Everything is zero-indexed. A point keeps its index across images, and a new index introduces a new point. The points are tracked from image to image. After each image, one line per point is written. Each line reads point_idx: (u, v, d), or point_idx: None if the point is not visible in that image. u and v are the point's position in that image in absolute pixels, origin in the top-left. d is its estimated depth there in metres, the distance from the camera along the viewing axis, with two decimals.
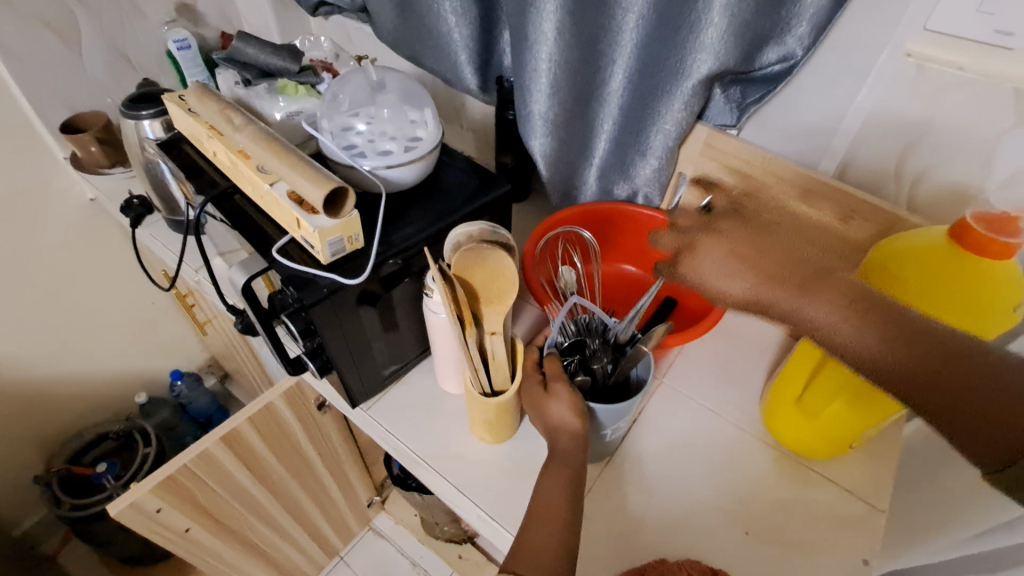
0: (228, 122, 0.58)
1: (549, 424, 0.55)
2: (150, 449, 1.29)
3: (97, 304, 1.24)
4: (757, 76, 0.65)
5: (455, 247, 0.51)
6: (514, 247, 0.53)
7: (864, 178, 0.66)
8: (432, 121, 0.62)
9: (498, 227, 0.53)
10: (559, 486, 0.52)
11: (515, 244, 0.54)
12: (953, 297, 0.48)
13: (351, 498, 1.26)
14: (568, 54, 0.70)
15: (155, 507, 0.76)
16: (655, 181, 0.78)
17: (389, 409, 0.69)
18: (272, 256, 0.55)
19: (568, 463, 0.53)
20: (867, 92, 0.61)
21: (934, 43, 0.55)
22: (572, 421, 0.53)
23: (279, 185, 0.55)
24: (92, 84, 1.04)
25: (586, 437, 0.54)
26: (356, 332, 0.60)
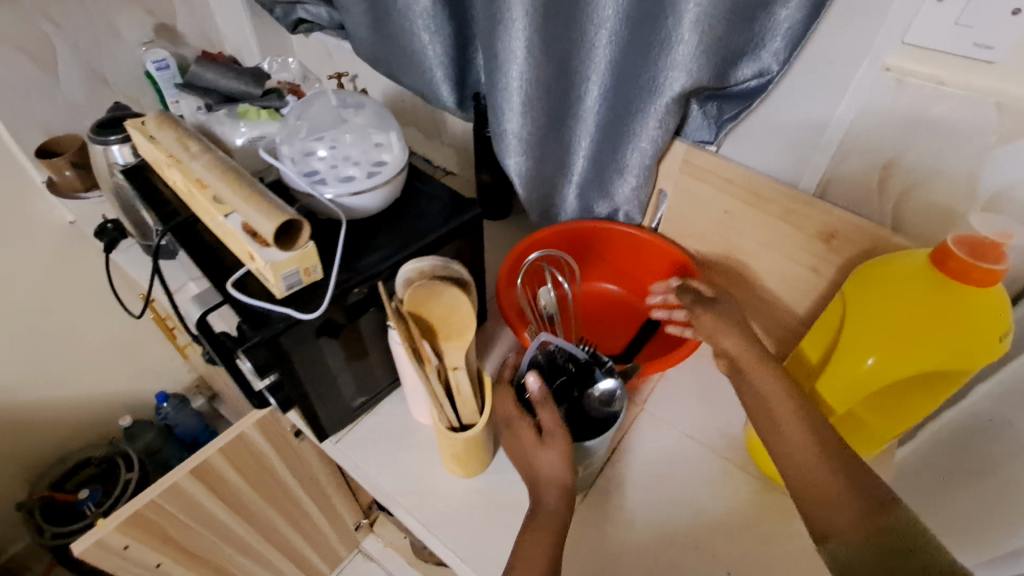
0: (185, 150, 0.57)
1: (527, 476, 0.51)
2: (132, 474, 1.27)
3: (79, 326, 1.22)
4: (733, 91, 0.63)
5: (407, 284, 0.52)
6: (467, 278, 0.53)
7: (847, 195, 0.64)
8: (397, 144, 0.61)
9: (449, 262, 0.53)
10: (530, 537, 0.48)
11: (468, 275, 0.54)
12: (936, 325, 0.45)
13: (337, 523, 1.23)
14: (539, 71, 0.67)
15: (122, 544, 0.73)
16: (634, 199, 0.76)
17: (359, 442, 0.67)
18: (226, 289, 0.53)
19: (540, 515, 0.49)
20: (846, 108, 0.59)
21: (913, 57, 0.53)
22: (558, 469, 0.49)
23: (234, 216, 0.53)
24: (70, 107, 1.03)
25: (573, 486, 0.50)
26: (318, 366, 0.58)
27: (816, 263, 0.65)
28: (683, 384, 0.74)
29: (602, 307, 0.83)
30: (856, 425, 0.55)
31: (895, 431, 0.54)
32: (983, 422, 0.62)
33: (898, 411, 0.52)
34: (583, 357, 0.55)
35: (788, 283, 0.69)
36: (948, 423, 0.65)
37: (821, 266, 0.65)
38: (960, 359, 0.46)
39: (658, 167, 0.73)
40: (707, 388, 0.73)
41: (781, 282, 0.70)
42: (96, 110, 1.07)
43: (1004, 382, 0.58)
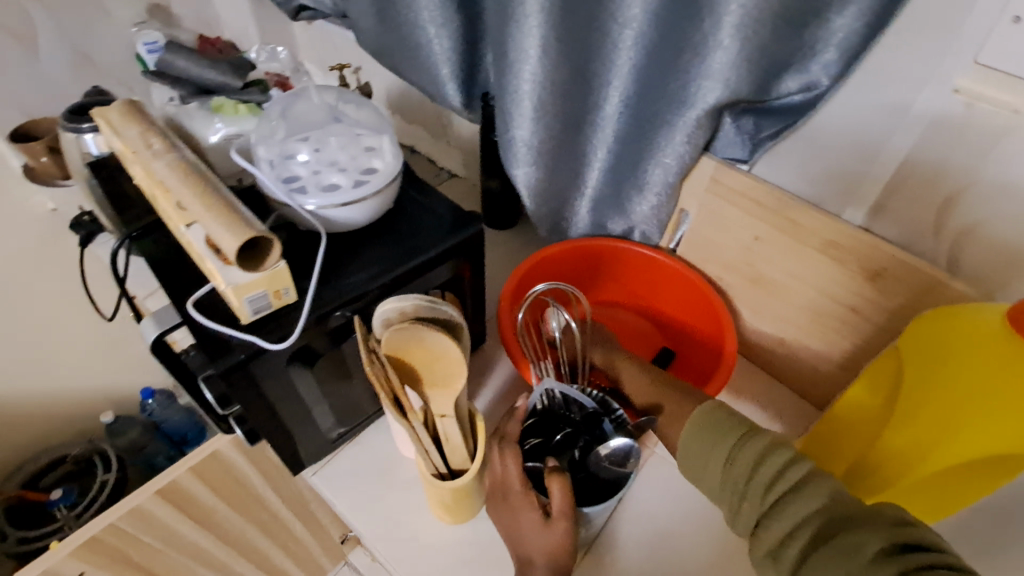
0: (147, 148, 0.50)
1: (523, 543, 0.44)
2: (110, 476, 1.21)
3: (59, 319, 1.17)
4: (774, 106, 0.55)
5: (385, 325, 0.43)
6: (459, 319, 0.43)
7: (897, 229, 0.56)
8: (390, 150, 0.54)
9: (437, 302, 0.42)
10: None
11: (459, 314, 0.43)
12: (1009, 404, 0.38)
13: (322, 537, 1.18)
14: (555, 74, 0.60)
15: (77, 571, 0.67)
16: (653, 219, 0.69)
17: (337, 476, 0.60)
18: (186, 308, 0.46)
19: None
20: (905, 131, 0.51)
21: (988, 79, 0.45)
22: (553, 536, 0.42)
23: (197, 227, 0.46)
24: (53, 90, 0.97)
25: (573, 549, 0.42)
26: (291, 396, 0.51)
27: (856, 303, 0.58)
28: None
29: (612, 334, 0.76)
30: (901, 502, 0.48)
31: (947, 509, 0.48)
32: None
33: (951, 490, 0.46)
34: (591, 405, 0.48)
35: (821, 321, 0.62)
36: None
37: (863, 307, 0.58)
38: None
39: (681, 185, 0.66)
40: None
41: (813, 319, 0.63)
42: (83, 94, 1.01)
43: None
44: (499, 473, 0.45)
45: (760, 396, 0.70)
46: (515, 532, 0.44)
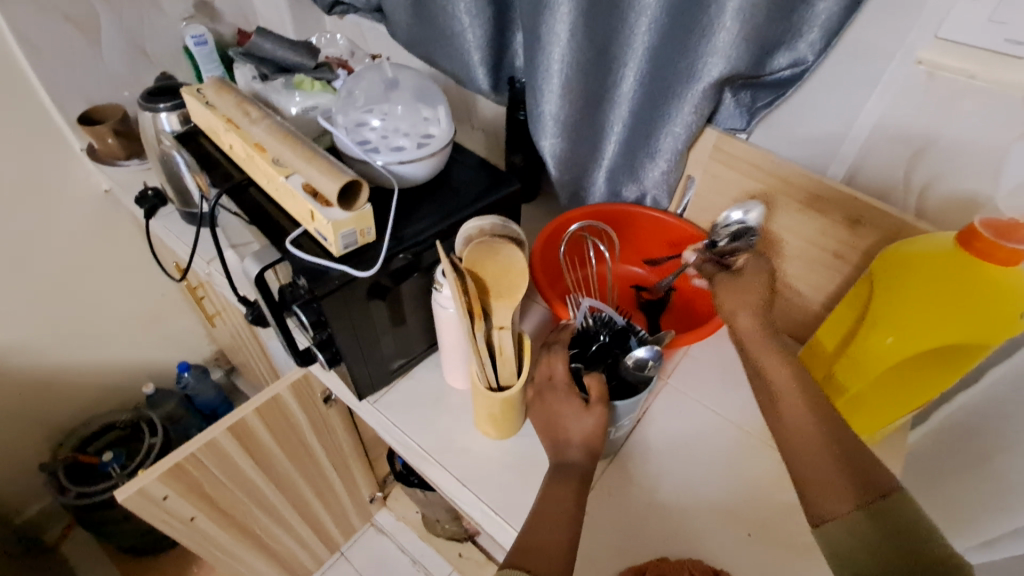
0: (246, 116, 0.60)
1: (565, 435, 0.54)
2: (156, 439, 1.30)
3: (109, 294, 1.26)
4: (768, 80, 0.65)
5: (466, 241, 0.54)
6: (523, 241, 0.55)
7: (873, 182, 0.66)
8: (445, 119, 0.63)
9: (507, 221, 0.55)
10: (569, 493, 0.52)
11: (524, 238, 0.55)
12: (957, 303, 0.49)
13: (354, 493, 1.27)
14: (580, 55, 0.70)
15: (162, 494, 0.77)
16: (663, 183, 0.79)
17: (396, 403, 0.70)
18: (284, 247, 0.56)
19: (576, 471, 0.53)
20: (877, 100, 0.61)
21: (947, 51, 0.55)
22: (588, 421, 0.53)
23: (295, 177, 0.56)
24: (111, 78, 1.06)
25: (605, 429, 0.54)
26: (363, 326, 0.61)
27: (839, 248, 0.68)
28: (705, 363, 0.76)
29: (628, 289, 0.86)
30: (875, 400, 0.59)
31: (912, 404, 0.58)
32: (998, 404, 0.65)
33: (917, 385, 0.56)
34: (620, 324, 0.61)
35: (810, 268, 0.72)
36: (962, 404, 0.68)
37: (844, 252, 0.68)
38: (983, 334, 0.49)
39: (688, 152, 0.75)
40: (726, 367, 0.76)
41: (805, 266, 0.72)
42: (136, 83, 1.10)
43: (1017, 365, 0.61)
44: (546, 370, 0.58)
45: None
46: (559, 421, 0.55)
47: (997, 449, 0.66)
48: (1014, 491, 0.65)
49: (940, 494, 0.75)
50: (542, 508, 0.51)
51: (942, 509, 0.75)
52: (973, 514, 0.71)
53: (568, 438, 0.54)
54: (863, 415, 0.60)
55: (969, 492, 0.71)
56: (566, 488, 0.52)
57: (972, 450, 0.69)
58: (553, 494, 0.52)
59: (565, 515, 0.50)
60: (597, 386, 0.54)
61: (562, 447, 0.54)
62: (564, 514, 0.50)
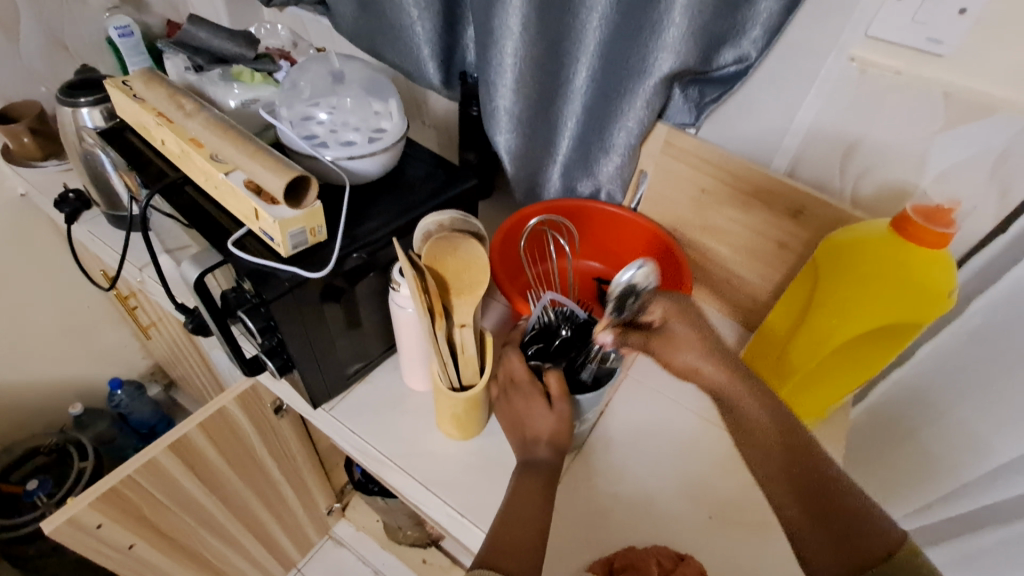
0: (179, 109, 0.56)
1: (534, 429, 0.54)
2: (87, 463, 1.20)
3: (27, 308, 1.14)
4: (715, 76, 0.67)
5: (425, 237, 0.50)
6: (485, 236, 0.53)
7: (813, 174, 0.70)
8: (396, 113, 0.61)
9: (468, 216, 0.52)
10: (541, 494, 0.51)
11: (485, 232, 0.53)
12: (892, 286, 0.52)
13: (310, 506, 1.22)
14: (532, 49, 0.70)
15: (95, 522, 0.70)
16: (617, 178, 0.80)
17: (353, 409, 0.67)
18: (227, 248, 0.53)
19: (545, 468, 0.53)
20: (815, 95, 0.64)
21: (876, 49, 0.58)
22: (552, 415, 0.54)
23: (235, 174, 0.52)
24: (23, 71, 0.96)
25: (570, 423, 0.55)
26: (317, 330, 0.58)
27: (783, 238, 0.71)
28: None
29: (587, 284, 0.86)
30: (821, 382, 0.61)
31: (851, 384, 0.60)
32: (927, 379, 0.69)
33: (859, 366, 0.59)
34: (583, 317, 0.60)
35: (758, 257, 0.75)
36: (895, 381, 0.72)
37: (789, 241, 0.71)
38: (916, 315, 0.52)
39: (641, 147, 0.77)
40: None
41: (751, 256, 0.75)
42: (53, 77, 1.01)
43: (946, 341, 0.66)
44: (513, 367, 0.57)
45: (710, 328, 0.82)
46: (531, 414, 0.55)
47: (926, 420, 0.71)
48: (941, 463, 0.71)
49: (875, 469, 0.80)
50: (514, 508, 0.50)
51: (879, 484, 0.80)
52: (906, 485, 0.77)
53: (536, 436, 0.55)
54: (809, 397, 0.63)
55: (903, 465, 0.76)
56: (536, 485, 0.52)
57: (901, 425, 0.74)
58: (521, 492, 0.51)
59: (534, 511, 0.50)
60: (558, 385, 0.54)
61: (531, 445, 0.55)
62: (535, 514, 0.49)
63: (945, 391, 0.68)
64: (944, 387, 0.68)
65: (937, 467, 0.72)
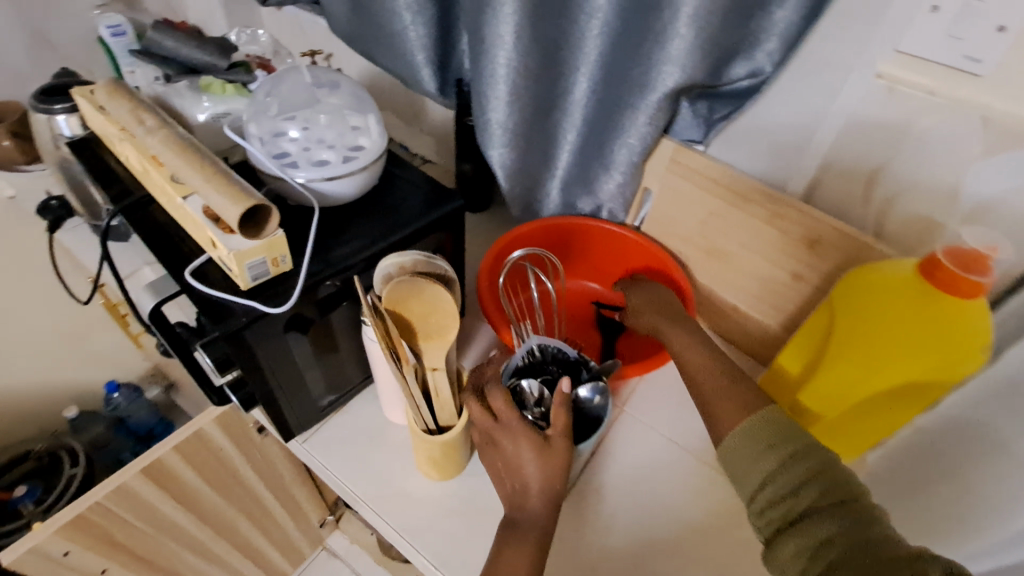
0: (140, 125, 0.52)
1: (517, 486, 0.49)
2: (77, 470, 1.18)
3: (18, 312, 1.13)
4: (725, 91, 0.62)
5: (386, 279, 0.48)
6: (451, 277, 0.50)
7: (832, 200, 0.64)
8: (376, 128, 0.57)
9: (433, 256, 0.50)
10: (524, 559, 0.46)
11: (450, 273, 0.50)
12: (920, 336, 0.46)
13: (301, 520, 1.19)
14: (527, 59, 0.64)
15: (61, 550, 0.68)
16: (619, 197, 0.74)
17: (328, 442, 0.63)
18: (184, 278, 0.49)
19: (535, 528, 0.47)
20: (837, 112, 0.58)
21: (906, 66, 0.52)
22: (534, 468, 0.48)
23: (195, 199, 0.48)
24: (10, 72, 0.94)
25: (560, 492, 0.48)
26: (285, 361, 0.54)
27: (797, 268, 0.65)
28: (663, 386, 0.73)
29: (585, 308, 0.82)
30: (837, 434, 0.56)
31: (870, 438, 0.55)
32: None
33: (880, 420, 0.53)
34: (572, 356, 0.55)
35: (770, 288, 0.69)
36: None
37: (803, 271, 0.65)
38: (944, 373, 0.47)
39: (644, 165, 0.71)
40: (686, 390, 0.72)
41: (762, 285, 0.69)
42: (42, 77, 0.98)
43: None
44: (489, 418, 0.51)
45: None
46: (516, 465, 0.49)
47: None
48: None
49: None
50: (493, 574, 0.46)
51: None
52: None
53: (526, 483, 0.48)
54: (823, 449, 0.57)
55: None
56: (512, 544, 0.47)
57: None
58: (504, 555, 0.46)
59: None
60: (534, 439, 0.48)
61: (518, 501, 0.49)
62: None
63: None
64: None
65: None
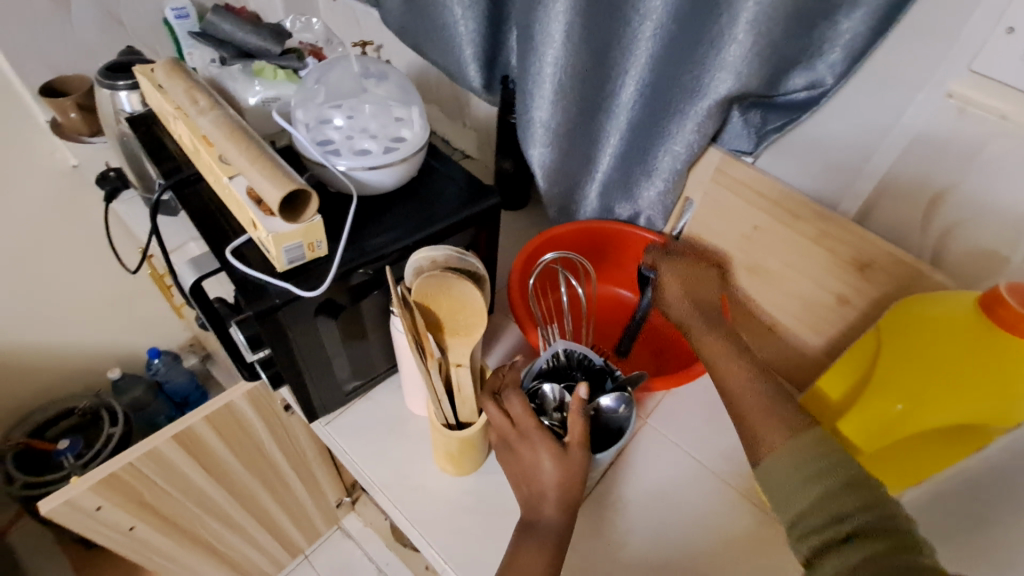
0: (193, 104, 0.54)
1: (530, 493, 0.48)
2: (116, 429, 1.24)
3: (73, 275, 1.19)
4: (780, 102, 0.59)
5: (416, 272, 0.48)
6: (482, 273, 0.49)
7: (887, 223, 0.60)
8: (419, 121, 0.57)
9: (465, 252, 0.49)
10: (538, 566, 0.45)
11: (483, 269, 0.49)
12: (973, 374, 0.43)
13: (319, 499, 1.22)
14: (576, 58, 0.63)
15: (95, 505, 0.71)
16: (659, 205, 0.73)
17: (349, 427, 0.64)
18: (225, 256, 0.50)
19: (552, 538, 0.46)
20: (901, 131, 0.55)
21: (981, 85, 0.49)
22: (553, 478, 0.46)
23: (240, 179, 0.50)
24: (82, 49, 0.99)
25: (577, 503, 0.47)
26: (315, 344, 0.55)
27: (844, 291, 0.62)
28: (690, 401, 0.71)
29: (615, 315, 0.80)
30: (874, 470, 0.53)
31: (912, 480, 0.52)
32: None
33: (924, 459, 0.50)
34: (597, 363, 0.54)
35: (812, 310, 0.66)
36: None
37: (850, 295, 0.61)
38: (998, 413, 0.44)
39: (688, 173, 0.69)
40: (713, 407, 0.70)
41: (803, 306, 0.66)
42: (109, 54, 1.03)
43: None
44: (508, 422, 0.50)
45: None
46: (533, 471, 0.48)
47: None
48: None
49: None
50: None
51: None
52: None
53: (543, 491, 0.47)
54: None
55: None
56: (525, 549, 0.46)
57: None
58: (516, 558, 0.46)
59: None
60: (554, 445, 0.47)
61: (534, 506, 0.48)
62: None
63: None
64: None
65: None
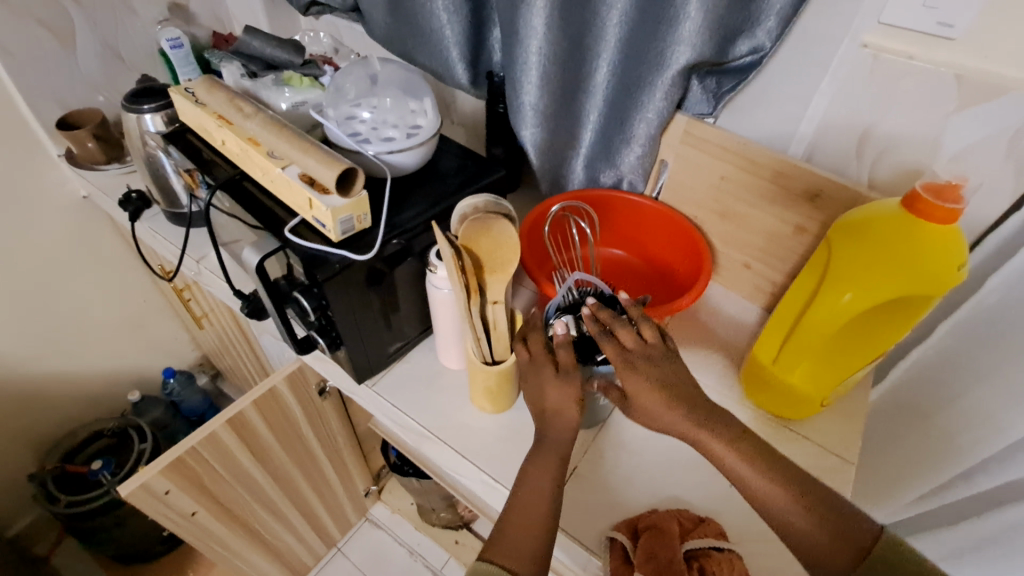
0: (239, 112, 0.63)
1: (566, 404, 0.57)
2: (145, 445, 1.29)
3: (91, 301, 1.24)
4: (731, 67, 0.70)
5: (461, 218, 0.57)
6: (514, 217, 0.59)
7: (829, 160, 0.72)
8: (431, 110, 0.66)
9: (500, 200, 0.59)
10: None
11: (515, 214, 0.59)
12: (904, 256, 0.54)
13: (349, 488, 1.29)
14: (556, 46, 0.74)
15: (164, 489, 0.78)
16: (639, 168, 0.83)
17: (393, 386, 0.73)
18: (283, 236, 0.58)
19: None
20: (830, 80, 0.67)
21: (888, 36, 0.61)
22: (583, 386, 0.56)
23: (291, 168, 0.58)
24: (87, 83, 1.05)
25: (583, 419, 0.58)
26: (363, 309, 0.64)
27: (801, 221, 0.73)
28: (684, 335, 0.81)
29: (612, 270, 0.89)
30: (835, 360, 0.63)
31: (866, 361, 0.63)
32: (947, 357, 0.70)
33: (871, 341, 0.61)
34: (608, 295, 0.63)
35: (776, 242, 0.77)
36: (916, 358, 0.74)
37: (806, 224, 0.73)
38: (929, 287, 0.54)
39: (661, 137, 0.80)
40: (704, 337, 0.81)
41: (768, 239, 0.78)
42: (111, 87, 1.09)
43: (962, 321, 0.67)
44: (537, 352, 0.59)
45: (733, 310, 0.84)
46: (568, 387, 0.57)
47: (944, 401, 0.73)
48: (957, 445, 0.73)
49: (900, 449, 0.81)
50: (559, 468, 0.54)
51: (904, 461, 0.81)
52: (926, 465, 0.78)
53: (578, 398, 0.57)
54: (829, 372, 0.64)
55: (925, 443, 0.77)
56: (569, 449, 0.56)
57: (923, 402, 0.76)
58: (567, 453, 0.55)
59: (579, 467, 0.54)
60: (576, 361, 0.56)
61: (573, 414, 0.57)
62: None
63: (966, 369, 0.69)
64: (965, 364, 0.69)
65: (955, 450, 0.73)
